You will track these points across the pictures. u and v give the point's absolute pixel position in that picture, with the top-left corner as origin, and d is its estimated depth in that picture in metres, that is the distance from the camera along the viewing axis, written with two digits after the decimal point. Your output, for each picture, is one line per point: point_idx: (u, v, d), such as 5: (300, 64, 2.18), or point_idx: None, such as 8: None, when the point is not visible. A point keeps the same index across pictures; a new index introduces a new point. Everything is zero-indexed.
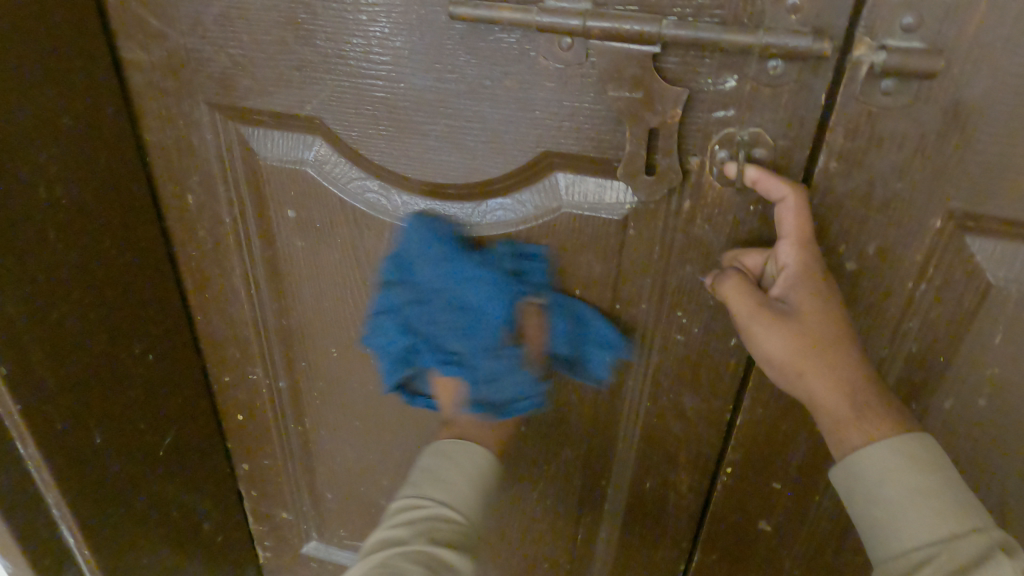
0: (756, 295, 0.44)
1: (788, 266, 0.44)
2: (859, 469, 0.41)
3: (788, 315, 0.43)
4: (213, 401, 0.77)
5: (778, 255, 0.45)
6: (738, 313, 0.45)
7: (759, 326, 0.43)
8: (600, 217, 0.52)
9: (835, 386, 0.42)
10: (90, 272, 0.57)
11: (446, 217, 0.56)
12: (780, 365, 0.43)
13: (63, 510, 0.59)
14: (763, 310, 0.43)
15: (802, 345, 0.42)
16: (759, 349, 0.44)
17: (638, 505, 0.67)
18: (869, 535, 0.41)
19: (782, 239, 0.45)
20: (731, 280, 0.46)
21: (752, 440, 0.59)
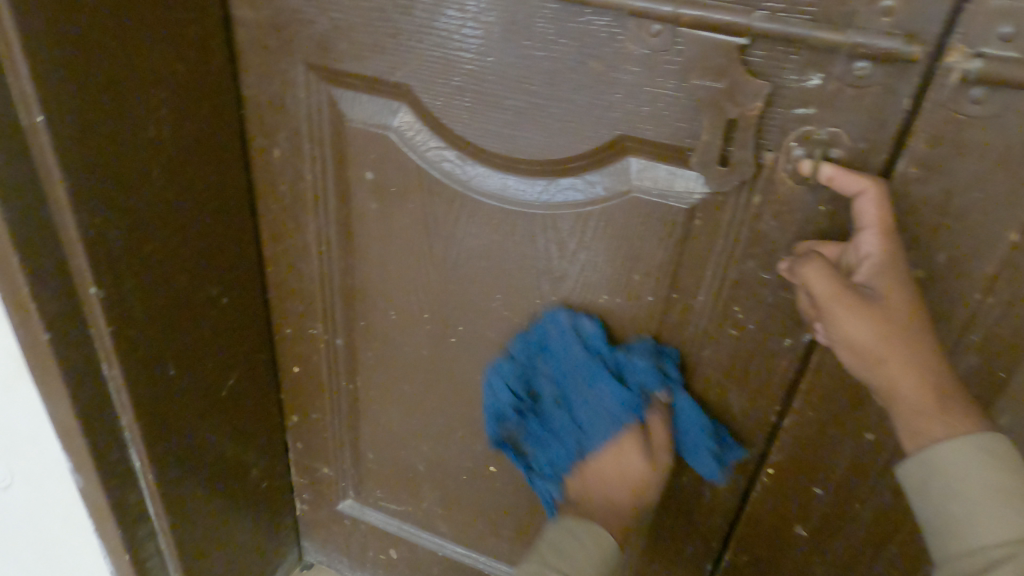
0: (841, 279, 0.44)
1: (872, 256, 0.45)
2: (936, 464, 0.43)
3: (877, 303, 0.44)
4: (273, 352, 0.80)
5: (860, 244, 0.46)
6: (822, 294, 0.44)
7: (848, 310, 0.43)
8: (669, 204, 0.52)
9: (919, 376, 0.43)
10: (182, 213, 0.61)
11: (517, 192, 0.57)
12: (863, 352, 0.44)
13: (134, 432, 0.64)
14: (853, 296, 0.44)
15: (887, 332, 0.43)
16: (839, 332, 0.44)
17: (672, 497, 0.68)
18: (935, 527, 0.43)
19: (862, 228, 0.45)
20: (812, 262, 0.45)
21: (797, 444, 0.59)
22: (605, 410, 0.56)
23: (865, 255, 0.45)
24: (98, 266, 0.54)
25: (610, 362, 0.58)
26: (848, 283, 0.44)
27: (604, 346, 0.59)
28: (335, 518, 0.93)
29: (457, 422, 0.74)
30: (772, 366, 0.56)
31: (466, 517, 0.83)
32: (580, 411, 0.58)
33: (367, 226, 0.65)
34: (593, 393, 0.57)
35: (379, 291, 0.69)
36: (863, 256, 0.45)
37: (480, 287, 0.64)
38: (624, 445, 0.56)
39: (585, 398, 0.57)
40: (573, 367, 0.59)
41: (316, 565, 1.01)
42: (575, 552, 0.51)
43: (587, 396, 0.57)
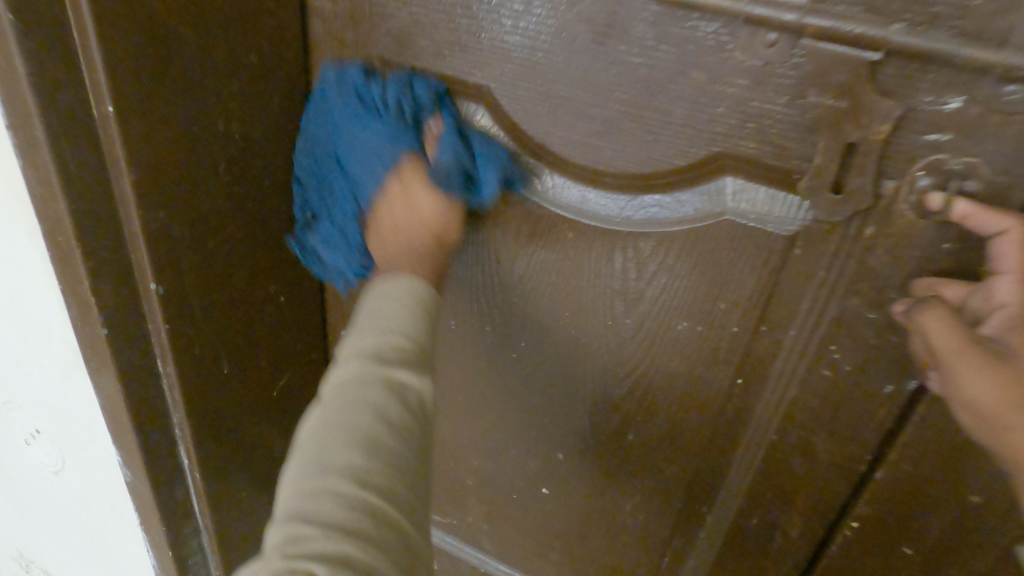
0: (967, 335, 0.41)
1: (1008, 307, 0.40)
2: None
3: (1009, 363, 0.39)
4: (325, 351, 0.78)
5: (995, 289, 0.41)
6: (943, 348, 0.41)
7: (971, 368, 0.40)
8: (766, 229, 0.48)
9: None
10: (245, 210, 0.59)
11: (597, 206, 0.53)
12: (987, 413, 0.40)
13: (184, 430, 0.63)
14: (979, 353, 0.40)
15: (1016, 394, 0.39)
16: (959, 392, 0.41)
17: (738, 536, 0.64)
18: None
19: (1000, 273, 0.40)
20: (933, 311, 0.42)
21: (889, 497, 0.53)
22: (370, 147, 0.54)
23: (999, 306, 0.40)
24: (160, 263, 0.52)
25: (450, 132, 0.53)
26: (975, 339, 0.41)
27: (450, 128, 0.53)
28: None
29: (511, 438, 0.71)
30: (867, 413, 0.51)
31: (512, 534, 0.80)
32: (353, 165, 0.56)
33: None
34: (362, 149, 0.54)
35: None
36: (997, 305, 0.41)
37: (551, 300, 0.60)
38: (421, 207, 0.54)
39: (366, 159, 0.54)
40: (387, 149, 0.53)
41: None
42: (385, 307, 0.51)
43: (372, 165, 0.54)
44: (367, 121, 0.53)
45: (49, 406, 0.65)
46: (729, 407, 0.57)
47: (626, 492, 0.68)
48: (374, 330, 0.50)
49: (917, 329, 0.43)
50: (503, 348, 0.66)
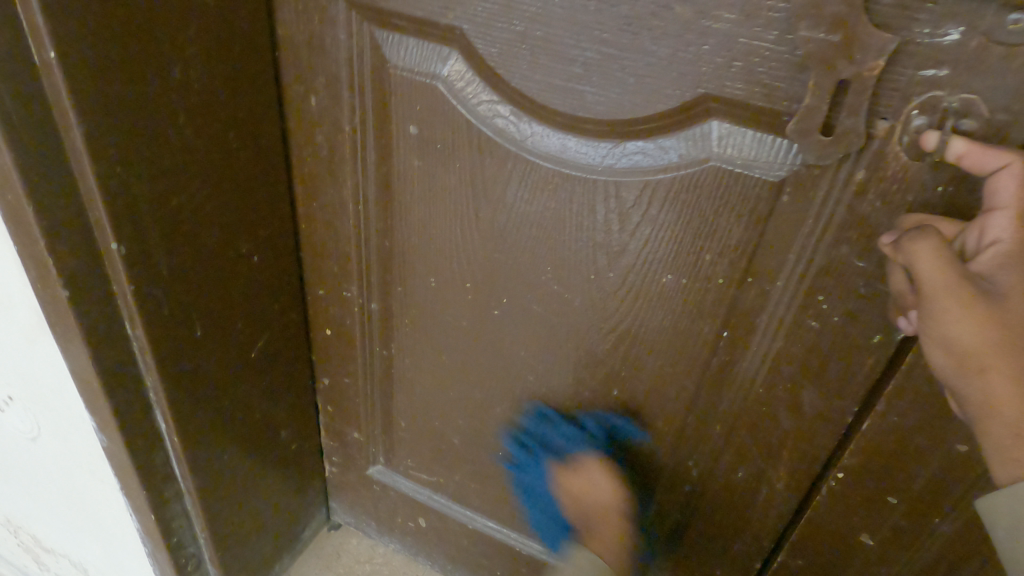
0: (959, 270, 0.36)
1: (1002, 242, 0.36)
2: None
3: (988, 299, 0.36)
4: (305, 315, 0.76)
5: (989, 227, 0.37)
6: (928, 281, 0.37)
7: (954, 304, 0.36)
8: (753, 175, 0.46)
9: (986, 330, 0.36)
10: (209, 164, 0.56)
11: (578, 154, 0.51)
12: (954, 349, 0.37)
13: (159, 394, 0.61)
14: (961, 289, 0.36)
15: (995, 341, 0.35)
16: (937, 328, 0.37)
17: (724, 492, 0.63)
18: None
19: (995, 209, 0.37)
20: (929, 239, 0.38)
21: (873, 449, 0.53)
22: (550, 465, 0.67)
23: (991, 242, 0.37)
24: (118, 219, 0.50)
25: (596, 433, 0.65)
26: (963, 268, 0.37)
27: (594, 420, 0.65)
28: (365, 484, 0.91)
29: (498, 397, 0.70)
30: (854, 361, 0.50)
31: (500, 492, 0.79)
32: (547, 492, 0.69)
33: (410, 184, 0.60)
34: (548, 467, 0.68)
35: (420, 256, 0.64)
36: (990, 241, 0.37)
37: (533, 255, 0.58)
38: (587, 469, 0.63)
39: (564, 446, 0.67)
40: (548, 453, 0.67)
41: (344, 526, 1.00)
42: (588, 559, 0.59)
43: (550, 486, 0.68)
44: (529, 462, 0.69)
45: (17, 373, 0.63)
46: (717, 360, 0.56)
47: (613, 450, 0.67)
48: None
49: (902, 258, 0.39)
50: (485, 306, 0.64)
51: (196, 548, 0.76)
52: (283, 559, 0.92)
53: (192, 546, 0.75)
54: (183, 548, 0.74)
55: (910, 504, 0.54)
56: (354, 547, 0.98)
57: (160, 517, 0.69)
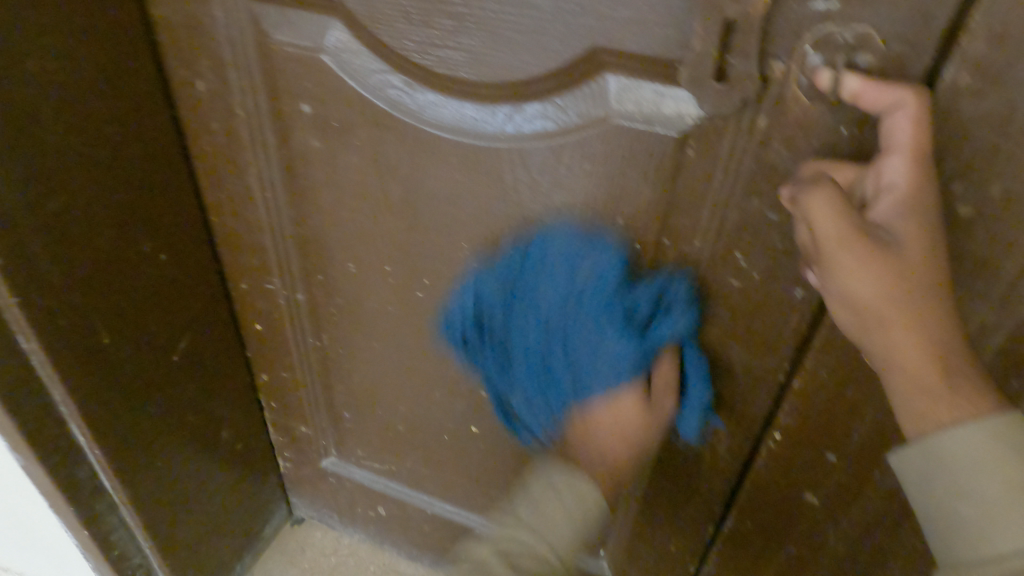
0: (856, 219, 0.35)
1: (897, 186, 0.35)
2: (942, 455, 0.35)
3: (887, 248, 0.34)
4: (232, 311, 0.73)
5: (884, 171, 0.36)
6: (825, 235, 0.35)
7: (854, 256, 0.34)
8: (654, 131, 0.43)
9: (886, 285, 0.34)
10: (92, 161, 0.52)
11: (477, 123, 0.48)
12: (856, 305, 0.35)
13: (70, 407, 0.58)
14: (861, 240, 0.34)
15: (893, 294, 0.34)
16: (837, 282, 0.35)
17: (668, 461, 0.61)
18: (938, 531, 0.36)
19: (889, 151, 0.36)
20: (825, 190, 0.35)
21: (808, 408, 0.51)
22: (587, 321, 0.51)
23: (886, 187, 0.36)
24: None
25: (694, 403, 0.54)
26: (860, 217, 0.35)
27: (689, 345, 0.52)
28: (320, 477, 0.89)
29: (435, 381, 0.68)
30: (779, 319, 0.48)
31: (453, 476, 0.77)
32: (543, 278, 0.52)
33: (314, 167, 0.57)
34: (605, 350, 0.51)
35: (337, 241, 0.61)
36: (884, 186, 0.36)
37: (448, 231, 0.55)
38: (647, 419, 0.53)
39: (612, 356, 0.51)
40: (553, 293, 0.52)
41: (307, 520, 0.98)
42: (552, 508, 0.52)
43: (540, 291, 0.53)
44: (565, 289, 0.51)
45: None
46: None
47: None
48: (534, 538, 0.51)
49: (800, 213, 0.37)
50: (409, 289, 0.61)
51: (143, 558, 0.74)
52: (244, 559, 0.90)
53: (138, 557, 0.73)
54: (127, 560, 0.72)
55: (850, 461, 0.53)
56: (319, 540, 0.96)
57: (95, 531, 0.67)
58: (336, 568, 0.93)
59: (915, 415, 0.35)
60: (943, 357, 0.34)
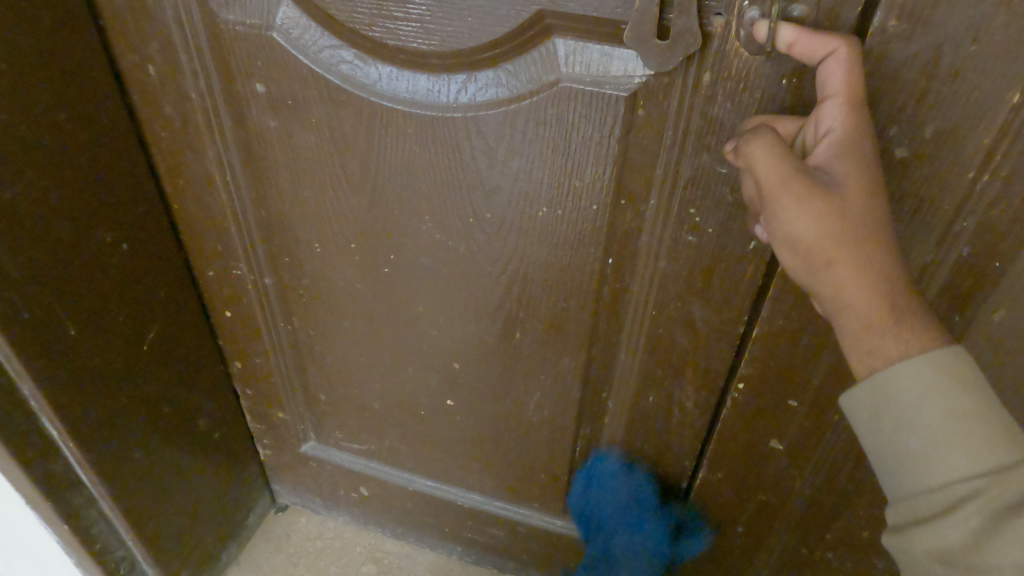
0: (795, 163, 0.36)
1: (834, 131, 0.37)
2: (893, 390, 0.36)
3: (824, 188, 0.35)
4: (201, 299, 0.73)
5: (822, 118, 0.37)
6: (766, 179, 0.36)
7: (794, 199, 0.35)
8: (604, 93, 0.44)
9: (828, 225, 0.35)
10: (44, 151, 0.52)
11: (430, 94, 0.49)
12: (802, 247, 0.36)
13: (40, 400, 0.58)
14: (799, 182, 0.35)
15: (835, 232, 0.35)
16: (781, 226, 0.37)
17: (639, 420, 0.63)
18: (888, 466, 0.37)
19: (827, 97, 0.37)
20: (764, 138, 0.37)
21: (768, 357, 0.53)
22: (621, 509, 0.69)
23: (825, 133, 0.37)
24: None
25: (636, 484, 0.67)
26: (799, 161, 0.36)
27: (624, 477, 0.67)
28: (301, 462, 0.89)
29: (407, 357, 0.69)
30: (735, 271, 0.49)
31: (431, 451, 0.79)
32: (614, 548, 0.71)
33: (272, 148, 0.57)
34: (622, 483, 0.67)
35: (301, 221, 0.61)
36: (824, 131, 0.37)
37: (408, 204, 0.56)
38: None
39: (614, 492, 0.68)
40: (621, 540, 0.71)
41: (291, 507, 0.98)
42: None
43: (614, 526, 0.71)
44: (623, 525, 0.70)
45: None
46: (607, 288, 0.55)
47: (528, 393, 0.66)
48: None
49: (742, 162, 0.38)
50: (374, 265, 0.62)
51: (126, 551, 0.74)
52: (229, 548, 0.91)
53: (121, 549, 0.73)
54: (110, 553, 0.72)
55: (811, 406, 0.55)
56: (303, 526, 0.97)
57: (75, 526, 0.67)
58: (322, 552, 0.94)
59: (865, 349, 0.37)
60: (891, 294, 0.36)
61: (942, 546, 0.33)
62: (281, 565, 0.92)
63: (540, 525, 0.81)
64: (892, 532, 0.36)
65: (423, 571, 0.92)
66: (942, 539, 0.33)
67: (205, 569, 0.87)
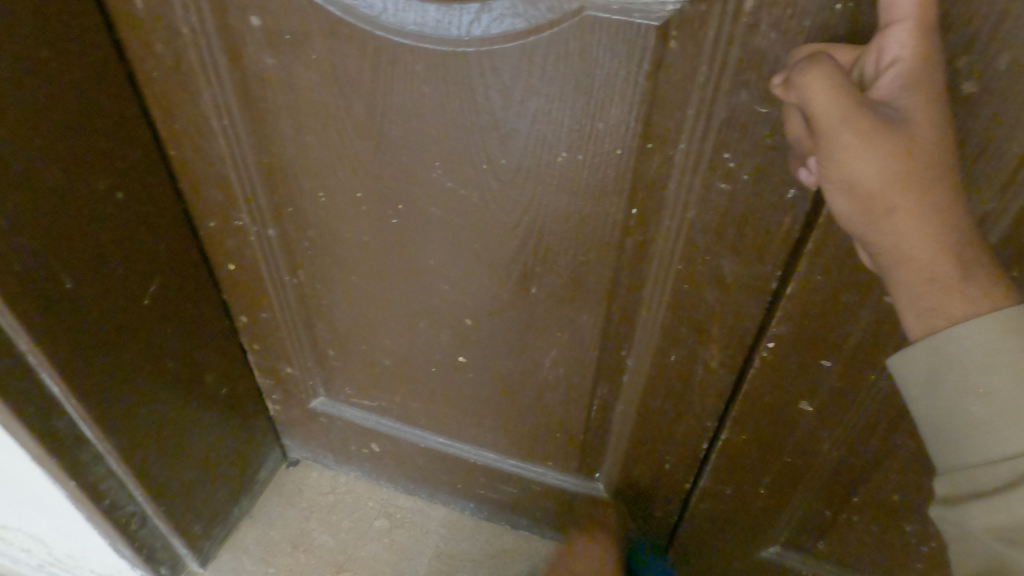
0: (857, 97, 0.32)
1: (901, 62, 0.32)
2: (952, 354, 0.33)
3: (890, 127, 0.32)
4: (203, 252, 0.70)
5: (886, 46, 0.33)
6: (824, 118, 0.32)
7: (857, 138, 0.32)
8: (633, 23, 0.40)
9: (892, 167, 0.32)
10: (28, 90, 0.48)
11: (440, 27, 0.44)
12: (859, 191, 0.33)
13: (38, 357, 0.56)
14: (863, 120, 0.31)
15: (900, 177, 0.32)
16: (840, 170, 0.33)
17: (660, 380, 0.60)
18: (943, 433, 0.35)
19: (892, 21, 0.33)
20: (823, 68, 0.32)
21: (801, 316, 0.49)
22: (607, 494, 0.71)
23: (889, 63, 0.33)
24: None
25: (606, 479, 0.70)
26: (861, 95, 0.32)
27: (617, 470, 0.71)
28: (311, 417, 0.88)
29: (418, 312, 0.66)
30: (770, 223, 0.46)
31: (443, 409, 0.77)
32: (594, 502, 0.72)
33: (271, 89, 0.53)
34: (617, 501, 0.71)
35: (304, 169, 0.58)
36: (887, 62, 0.33)
37: (418, 150, 0.52)
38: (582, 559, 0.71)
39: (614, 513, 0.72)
40: None
41: (303, 461, 0.98)
42: None
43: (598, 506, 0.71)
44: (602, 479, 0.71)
45: None
46: (631, 242, 0.52)
47: (543, 350, 0.64)
48: None
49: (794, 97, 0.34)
50: (382, 216, 0.58)
51: (136, 506, 0.73)
52: (241, 502, 0.90)
53: (131, 505, 0.73)
54: (119, 508, 0.71)
55: (844, 367, 0.51)
56: (314, 480, 0.96)
57: (83, 482, 0.66)
58: (334, 506, 0.93)
59: (922, 309, 0.34)
60: (955, 246, 0.33)
61: (1005, 522, 0.32)
62: (294, 519, 0.92)
63: (554, 483, 0.79)
64: (947, 502, 0.35)
65: (435, 526, 0.92)
66: (1008, 518, 0.32)
67: (217, 522, 0.87)
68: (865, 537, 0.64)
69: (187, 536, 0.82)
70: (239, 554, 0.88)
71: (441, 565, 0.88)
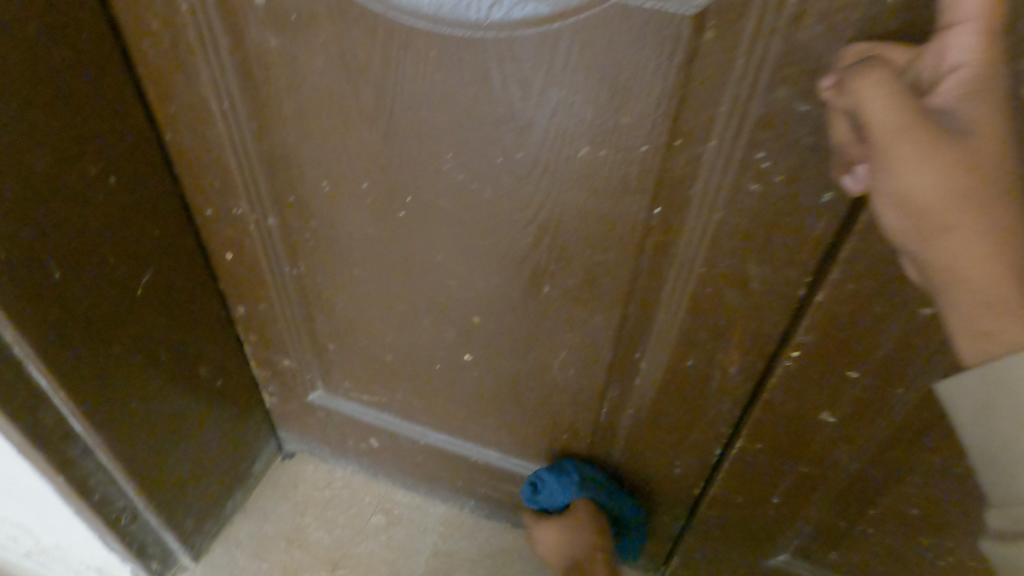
0: (918, 108, 0.29)
1: (965, 67, 0.29)
2: (1013, 384, 0.31)
3: (951, 141, 0.29)
4: (199, 240, 0.67)
5: (949, 49, 0.30)
6: (879, 126, 0.30)
7: (914, 154, 0.29)
8: (667, 10, 0.37)
9: (953, 185, 0.29)
10: (15, 68, 0.45)
11: (457, 11, 0.41)
12: (914, 209, 0.31)
13: (25, 348, 0.53)
14: (922, 129, 0.29)
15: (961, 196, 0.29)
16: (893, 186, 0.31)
17: (674, 385, 0.58)
18: (995, 466, 0.33)
19: (956, 23, 0.30)
20: (878, 77, 0.30)
21: (829, 326, 0.47)
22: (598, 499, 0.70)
23: (951, 69, 0.30)
24: None
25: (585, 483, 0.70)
26: (921, 105, 0.29)
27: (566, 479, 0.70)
28: (308, 411, 0.85)
29: (423, 309, 0.63)
30: (801, 227, 0.43)
31: (445, 407, 0.74)
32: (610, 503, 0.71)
33: (273, 71, 0.50)
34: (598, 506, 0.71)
35: (306, 156, 0.55)
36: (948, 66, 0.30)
37: (428, 139, 0.49)
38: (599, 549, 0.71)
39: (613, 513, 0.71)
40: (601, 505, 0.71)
41: (298, 454, 0.96)
42: None
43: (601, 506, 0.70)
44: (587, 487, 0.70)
45: None
46: (651, 243, 0.49)
47: (553, 351, 0.61)
48: None
49: (849, 102, 0.31)
50: (388, 209, 0.56)
51: (126, 501, 0.71)
52: (235, 495, 0.88)
53: (121, 499, 0.70)
54: (108, 503, 0.69)
55: (871, 379, 0.49)
56: (310, 474, 0.94)
57: (71, 477, 0.63)
58: (330, 500, 0.91)
59: (976, 331, 0.31)
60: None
61: None
62: (288, 514, 0.90)
63: None
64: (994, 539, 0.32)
65: (434, 524, 0.90)
66: None
67: (210, 517, 0.85)
68: (879, 550, 0.62)
69: (178, 531, 0.79)
70: (231, 549, 0.86)
71: (439, 564, 0.86)
